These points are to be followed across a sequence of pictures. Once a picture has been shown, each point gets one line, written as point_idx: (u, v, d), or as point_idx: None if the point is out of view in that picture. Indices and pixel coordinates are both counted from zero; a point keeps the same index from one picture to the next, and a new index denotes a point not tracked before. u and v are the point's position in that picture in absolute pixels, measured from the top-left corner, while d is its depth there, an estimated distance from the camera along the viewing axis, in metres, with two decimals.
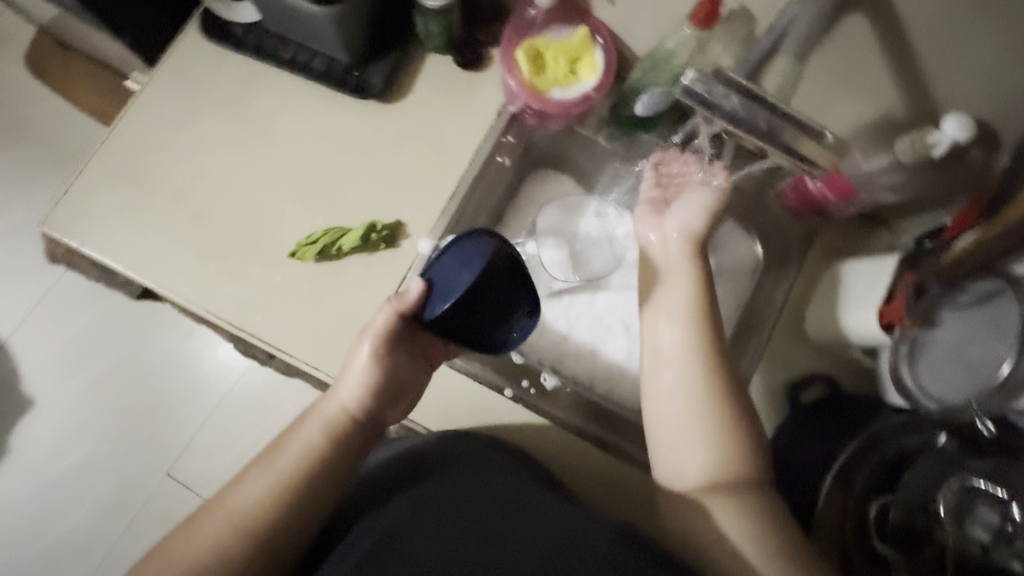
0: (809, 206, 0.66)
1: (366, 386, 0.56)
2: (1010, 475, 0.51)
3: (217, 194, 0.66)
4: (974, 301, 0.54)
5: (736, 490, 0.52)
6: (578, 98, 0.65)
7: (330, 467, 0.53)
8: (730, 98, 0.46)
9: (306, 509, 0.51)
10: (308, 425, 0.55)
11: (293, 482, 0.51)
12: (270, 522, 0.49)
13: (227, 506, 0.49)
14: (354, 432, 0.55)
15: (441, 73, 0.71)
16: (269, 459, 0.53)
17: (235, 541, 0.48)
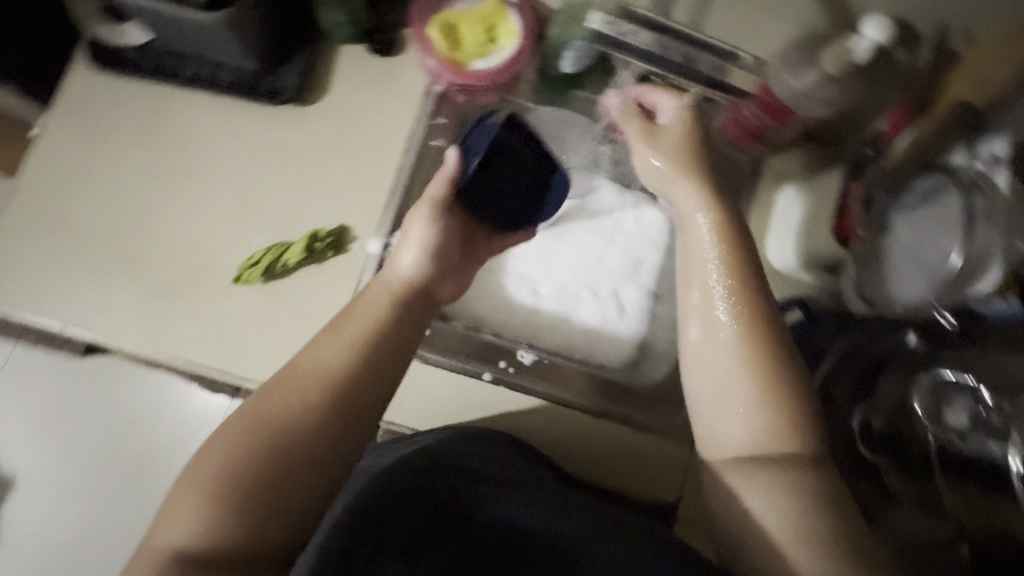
0: (751, 134, 0.63)
1: (421, 252, 0.55)
2: (977, 363, 0.52)
3: (146, 231, 0.63)
4: (919, 200, 0.54)
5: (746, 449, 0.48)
6: (501, 65, 0.63)
7: (397, 332, 0.51)
8: (639, 36, 0.62)
9: (377, 370, 0.48)
10: (373, 296, 0.53)
11: (367, 342, 0.49)
12: (343, 386, 0.46)
13: (298, 369, 0.47)
14: (415, 302, 0.54)
15: (356, 64, 0.67)
16: (337, 326, 0.50)
17: (309, 397, 0.45)
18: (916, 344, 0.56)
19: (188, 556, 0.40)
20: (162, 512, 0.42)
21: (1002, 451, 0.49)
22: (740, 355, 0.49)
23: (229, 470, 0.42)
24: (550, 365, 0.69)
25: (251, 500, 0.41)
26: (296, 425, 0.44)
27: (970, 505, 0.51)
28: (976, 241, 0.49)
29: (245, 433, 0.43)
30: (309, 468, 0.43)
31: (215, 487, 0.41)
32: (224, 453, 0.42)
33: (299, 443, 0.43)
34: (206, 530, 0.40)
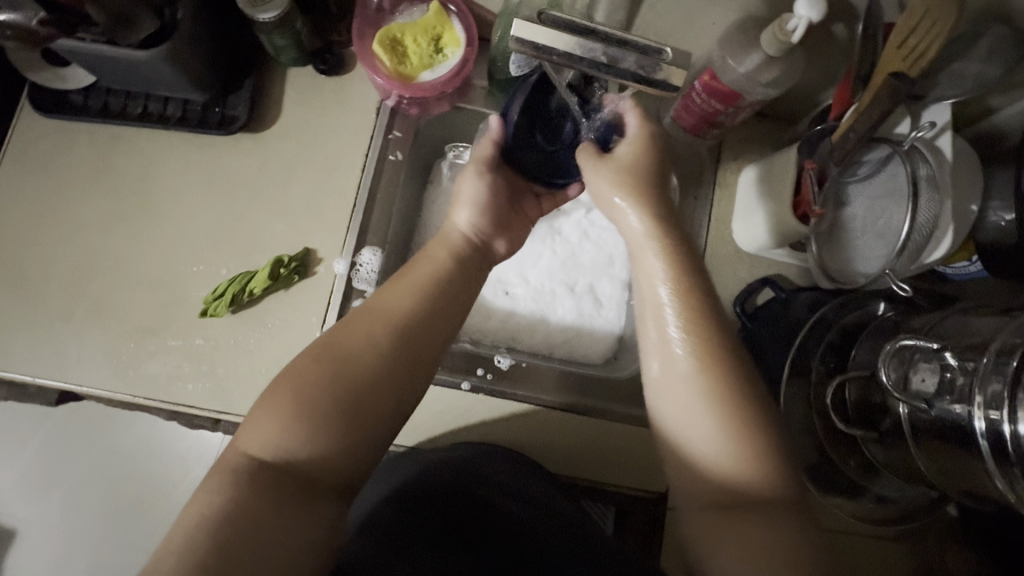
0: (705, 121, 0.65)
1: (474, 206, 0.58)
2: (937, 328, 0.51)
3: (109, 273, 0.63)
4: (873, 169, 0.55)
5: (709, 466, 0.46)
6: (449, 75, 0.63)
7: (459, 284, 0.53)
8: (560, 42, 0.46)
9: (442, 320, 0.50)
10: (436, 249, 0.55)
11: (429, 293, 0.50)
12: (416, 335, 0.48)
13: (372, 312, 0.48)
14: (471, 254, 0.57)
15: (306, 87, 0.67)
16: (403, 277, 0.51)
17: (382, 338, 0.47)
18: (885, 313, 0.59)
19: (267, 469, 0.41)
20: (245, 423, 0.43)
21: (965, 414, 0.45)
22: (704, 392, 0.47)
23: (306, 394, 0.43)
24: (526, 367, 0.70)
25: (330, 427, 0.43)
26: (371, 366, 0.45)
27: (955, 475, 0.48)
28: (921, 206, 0.50)
29: (325, 366, 0.45)
30: (385, 405, 0.45)
31: (296, 409, 0.43)
32: (301, 382, 0.44)
33: (374, 378, 0.45)
34: (285, 445, 0.42)
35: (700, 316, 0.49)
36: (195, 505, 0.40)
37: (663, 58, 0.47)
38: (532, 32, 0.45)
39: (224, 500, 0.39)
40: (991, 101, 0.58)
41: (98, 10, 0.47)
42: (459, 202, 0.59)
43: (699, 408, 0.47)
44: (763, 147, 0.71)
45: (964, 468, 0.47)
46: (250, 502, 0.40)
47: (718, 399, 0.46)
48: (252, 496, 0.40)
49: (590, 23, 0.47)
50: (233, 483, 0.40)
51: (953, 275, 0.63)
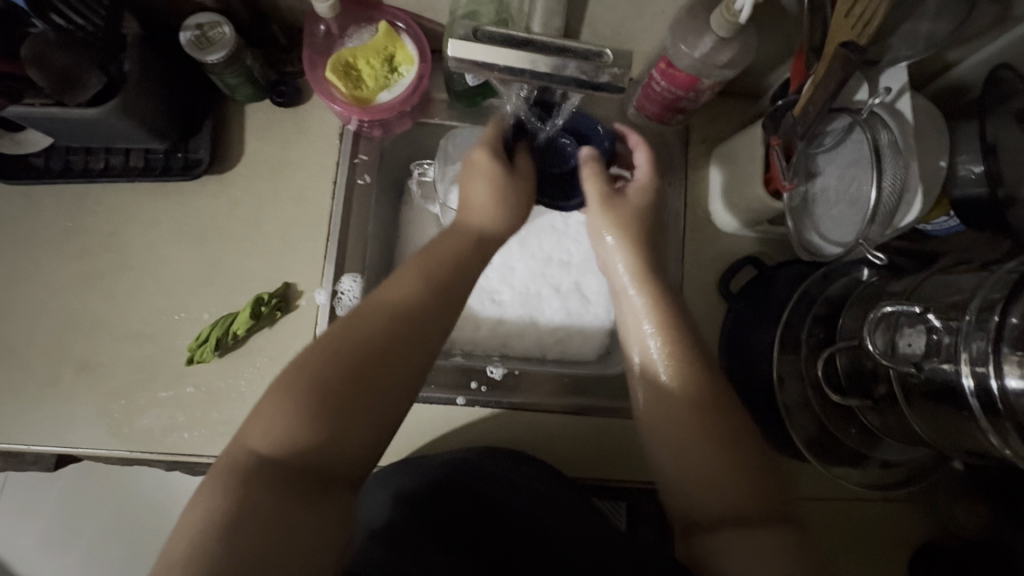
0: (668, 108, 0.66)
1: (489, 205, 0.54)
2: (920, 291, 0.51)
3: (91, 332, 0.62)
4: (838, 139, 0.55)
5: (699, 420, 0.49)
6: (405, 93, 0.62)
7: (472, 272, 0.51)
8: (498, 55, 0.44)
9: (447, 301, 0.48)
10: (448, 238, 0.52)
11: (438, 275, 0.49)
12: (425, 318, 0.46)
13: (378, 305, 0.46)
14: (488, 247, 0.54)
15: (265, 121, 0.67)
16: (412, 265, 0.49)
17: (390, 325, 0.45)
18: (868, 278, 0.59)
19: (280, 463, 0.39)
20: (251, 415, 0.41)
21: (953, 372, 0.44)
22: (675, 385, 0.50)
23: (317, 387, 0.41)
24: (520, 374, 0.70)
25: (344, 417, 0.41)
26: (382, 352, 0.44)
27: (953, 434, 0.48)
28: (887, 172, 0.50)
29: (333, 357, 0.43)
30: (396, 394, 0.44)
31: (308, 400, 0.41)
32: (313, 374, 0.42)
33: (382, 355, 0.44)
34: (296, 439, 0.40)
35: (658, 306, 0.53)
36: (195, 510, 0.37)
37: (604, 61, 0.45)
38: (469, 49, 0.44)
39: (235, 501, 0.37)
40: (948, 56, 0.58)
41: (39, 71, 0.49)
42: (470, 204, 0.54)
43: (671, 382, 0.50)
44: (729, 126, 0.72)
45: (960, 427, 0.46)
46: (263, 506, 0.37)
47: (683, 385, 0.50)
48: (266, 500, 0.38)
49: (527, 33, 0.46)
50: (238, 485, 0.38)
51: (935, 231, 0.62)
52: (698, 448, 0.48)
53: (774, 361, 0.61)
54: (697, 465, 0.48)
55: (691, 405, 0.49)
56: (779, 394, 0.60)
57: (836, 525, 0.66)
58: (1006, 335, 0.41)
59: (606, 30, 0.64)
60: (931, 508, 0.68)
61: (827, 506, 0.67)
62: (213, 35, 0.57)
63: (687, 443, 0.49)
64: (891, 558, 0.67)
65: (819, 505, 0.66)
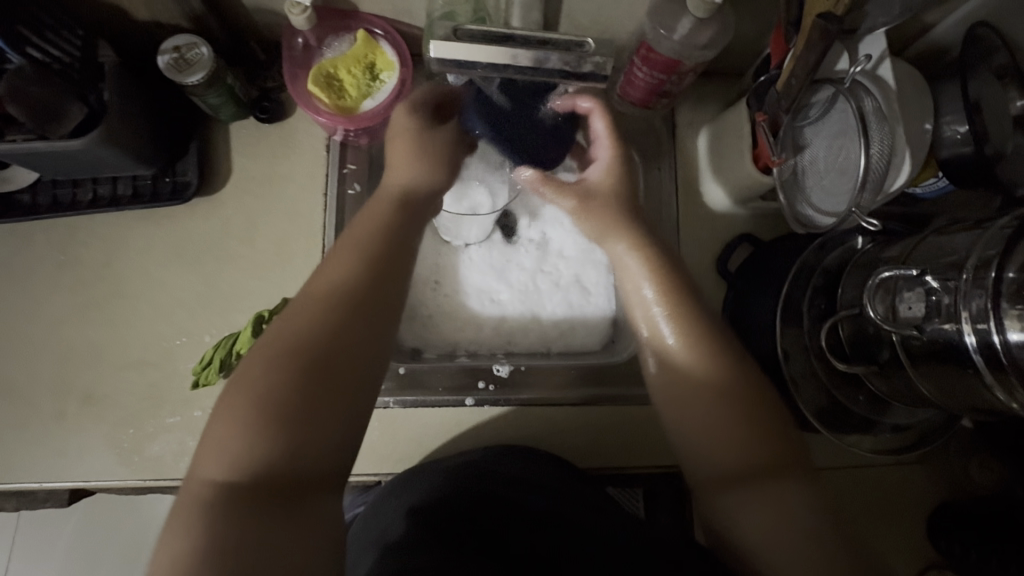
0: (652, 93, 0.66)
1: (405, 136, 0.56)
2: (916, 255, 0.51)
3: (94, 364, 0.62)
4: (822, 111, 0.55)
5: (716, 397, 0.48)
6: (389, 99, 0.62)
7: (401, 231, 0.51)
8: (480, 53, 0.45)
9: (384, 277, 0.48)
10: (372, 209, 0.52)
11: (370, 249, 0.49)
12: (360, 303, 0.46)
13: (314, 295, 0.46)
14: (421, 202, 0.55)
15: (252, 139, 0.67)
16: (342, 253, 0.49)
17: (330, 314, 0.45)
18: (862, 246, 0.60)
19: (242, 486, 0.39)
20: (201, 448, 0.41)
21: (955, 332, 0.45)
22: (700, 370, 0.49)
23: (263, 393, 0.41)
24: (526, 370, 0.70)
25: (295, 422, 0.41)
26: (325, 347, 0.44)
27: (960, 391, 0.48)
28: (874, 137, 0.50)
29: (273, 364, 0.42)
30: (348, 383, 0.44)
31: (256, 416, 0.40)
32: (255, 385, 0.42)
33: (321, 343, 0.44)
34: (244, 460, 0.40)
35: (684, 307, 0.51)
36: (171, 538, 0.38)
37: (586, 50, 0.46)
38: (451, 49, 0.44)
39: (203, 532, 0.38)
40: (924, 18, 0.58)
41: (16, 107, 0.48)
42: (394, 138, 0.57)
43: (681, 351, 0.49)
44: (713, 106, 0.72)
45: (963, 384, 0.47)
46: (227, 532, 0.38)
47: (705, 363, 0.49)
48: (230, 523, 0.38)
49: (506, 29, 0.46)
50: (204, 511, 0.38)
51: (924, 193, 0.63)
52: (706, 422, 0.48)
53: (777, 336, 0.61)
54: (712, 432, 0.48)
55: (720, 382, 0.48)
56: (784, 369, 0.60)
57: (848, 491, 0.67)
58: (1004, 291, 0.41)
59: (584, 20, 0.64)
60: (945, 470, 0.68)
61: (841, 475, 0.67)
62: (191, 55, 0.57)
63: (690, 409, 0.49)
64: (908, 519, 0.67)
65: (830, 473, 0.67)
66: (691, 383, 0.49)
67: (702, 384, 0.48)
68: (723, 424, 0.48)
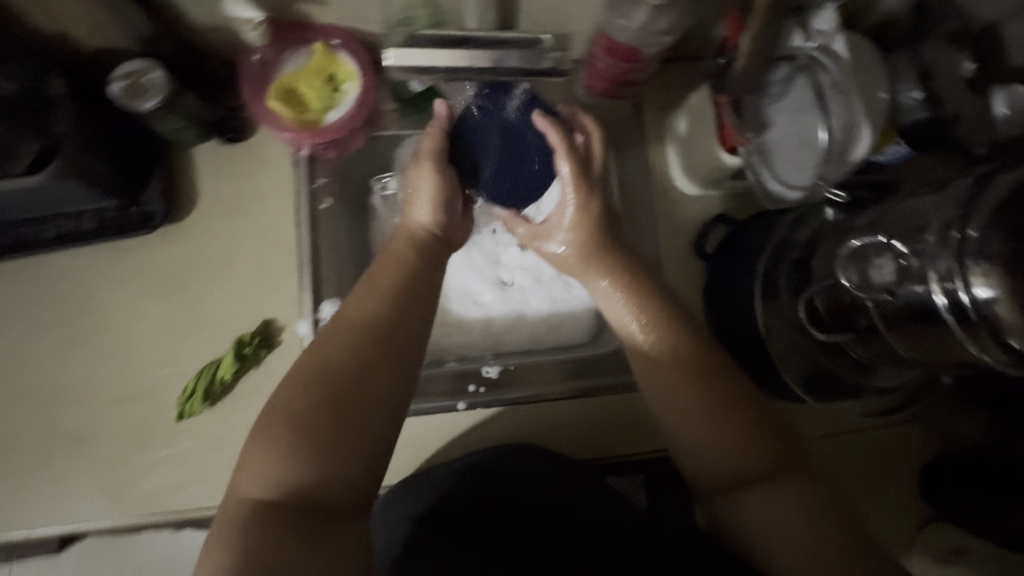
0: (617, 82, 0.66)
1: (426, 195, 0.54)
2: (882, 222, 0.53)
3: (74, 405, 0.61)
4: (783, 87, 0.57)
5: (703, 381, 0.49)
6: (351, 110, 0.61)
7: (426, 270, 0.51)
8: (438, 54, 0.44)
9: (413, 309, 0.47)
10: (396, 244, 0.53)
11: (396, 284, 0.48)
12: (393, 331, 0.46)
13: (348, 323, 0.45)
14: (434, 245, 0.54)
15: (217, 161, 0.66)
16: (372, 278, 0.49)
17: (363, 346, 0.44)
18: (834, 217, 0.60)
19: (275, 506, 0.39)
20: (240, 463, 0.40)
21: (926, 293, 0.46)
22: (673, 358, 0.50)
23: (297, 417, 0.41)
24: (515, 369, 0.71)
25: (332, 449, 0.40)
26: (358, 371, 0.43)
27: (935, 351, 0.49)
28: (833, 110, 0.52)
29: (305, 392, 0.41)
30: (384, 409, 0.43)
31: (290, 436, 0.40)
32: (288, 409, 0.41)
33: (357, 374, 0.42)
34: (283, 477, 0.39)
35: (652, 308, 0.52)
36: (207, 559, 0.37)
37: (542, 47, 0.46)
38: (408, 55, 0.44)
39: (241, 551, 0.37)
40: None
41: None
42: (413, 194, 0.55)
43: (648, 338, 0.51)
44: (679, 91, 0.73)
45: (943, 343, 0.47)
46: (265, 551, 0.37)
47: (686, 356, 0.50)
48: (267, 544, 0.37)
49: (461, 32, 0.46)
50: (242, 529, 0.38)
51: None
52: (703, 409, 0.48)
53: (756, 314, 0.62)
54: (688, 416, 0.49)
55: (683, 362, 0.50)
56: (768, 346, 0.61)
57: (841, 454, 0.69)
58: (968, 249, 0.43)
59: (544, 15, 0.63)
60: (931, 425, 0.70)
61: (833, 443, 0.69)
62: (143, 82, 0.56)
63: (683, 399, 0.49)
64: (900, 477, 0.69)
65: (823, 437, 0.69)
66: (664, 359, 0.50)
67: (669, 356, 0.50)
68: (696, 410, 0.48)
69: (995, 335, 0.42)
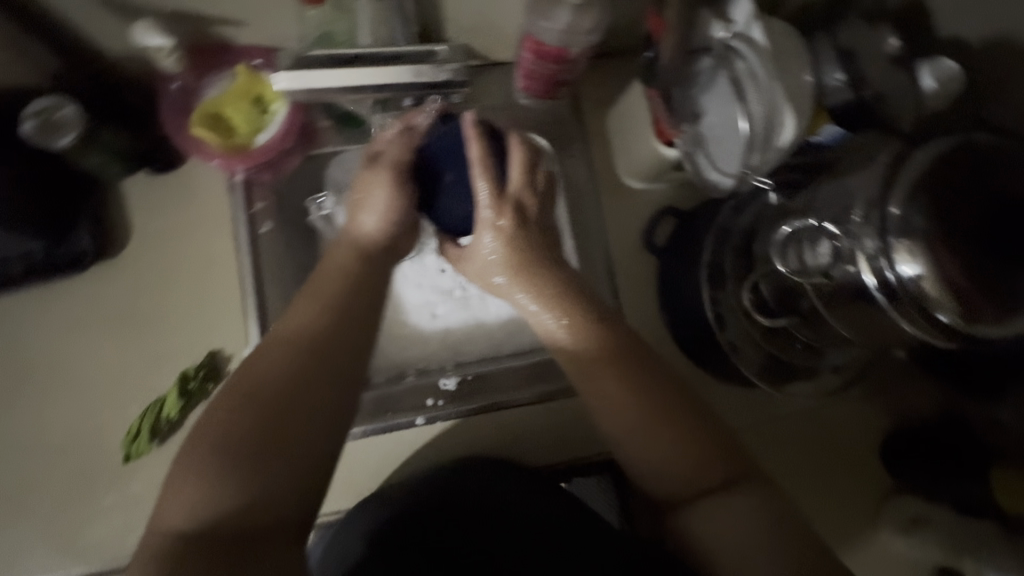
0: (551, 83, 0.66)
1: (378, 204, 0.51)
2: (814, 203, 0.54)
3: (16, 456, 0.59)
4: (709, 77, 0.56)
5: (626, 377, 0.48)
6: (279, 130, 0.60)
7: (374, 280, 0.49)
8: (333, 73, 0.46)
9: (354, 320, 0.46)
10: (336, 255, 0.50)
11: (337, 294, 0.46)
12: (334, 346, 0.44)
13: (281, 338, 0.44)
14: (381, 257, 0.51)
15: (148, 193, 0.64)
16: (314, 293, 0.46)
17: (295, 362, 0.43)
18: (776, 201, 0.59)
19: (192, 538, 0.37)
20: (163, 493, 0.39)
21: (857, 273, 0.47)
22: (593, 359, 0.49)
23: (223, 440, 0.39)
24: (474, 379, 0.70)
25: (262, 470, 0.39)
26: (289, 392, 0.41)
27: (872, 326, 0.52)
28: (751, 98, 0.51)
29: (238, 413, 0.40)
30: (317, 426, 0.42)
31: (212, 463, 0.39)
32: (218, 433, 0.40)
33: (286, 389, 0.42)
34: (207, 506, 0.38)
35: (570, 305, 0.50)
36: None
37: (435, 58, 0.49)
38: (302, 77, 0.46)
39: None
40: None
41: None
42: (362, 200, 0.51)
43: (566, 335, 0.50)
44: (615, 87, 0.73)
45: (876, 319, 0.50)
46: None
47: (608, 353, 0.49)
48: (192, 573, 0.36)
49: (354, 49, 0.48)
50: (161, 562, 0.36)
51: None
52: (625, 410, 0.48)
53: (704, 305, 0.63)
54: (617, 417, 0.48)
55: (602, 359, 0.49)
56: (720, 335, 0.63)
57: (794, 441, 0.69)
58: (892, 226, 0.43)
59: (469, 22, 0.63)
60: (890, 396, 0.71)
61: (792, 425, 0.70)
62: (58, 118, 0.55)
63: (603, 402, 0.48)
64: (867, 451, 0.70)
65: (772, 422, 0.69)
66: (582, 357, 0.49)
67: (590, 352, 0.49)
68: (623, 412, 0.48)
69: (923, 310, 0.43)
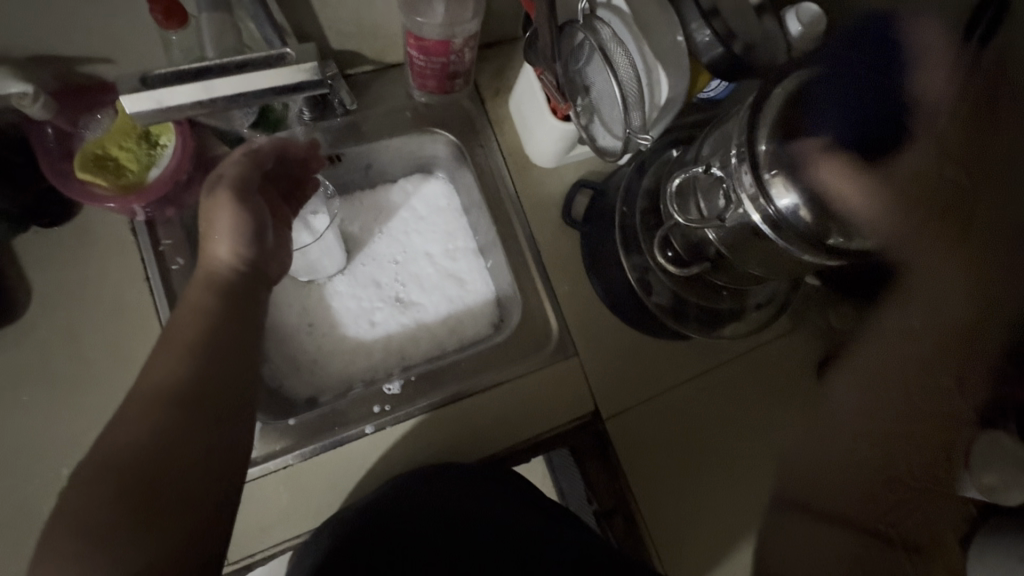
0: (444, 77, 0.67)
1: (223, 235, 0.51)
2: (700, 152, 0.57)
3: None
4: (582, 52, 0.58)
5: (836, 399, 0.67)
6: (174, 160, 0.58)
7: (240, 308, 0.50)
8: (179, 89, 0.46)
9: (218, 359, 0.47)
10: (193, 297, 0.49)
11: (197, 338, 0.47)
12: (210, 400, 0.45)
13: (140, 391, 0.44)
14: (241, 283, 0.52)
15: (44, 248, 0.61)
16: (169, 346, 0.46)
17: (157, 417, 0.43)
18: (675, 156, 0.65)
19: None
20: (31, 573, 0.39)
21: (744, 214, 0.50)
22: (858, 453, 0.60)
23: (91, 508, 0.39)
24: (418, 378, 0.68)
25: (140, 526, 0.39)
26: (154, 443, 0.42)
27: (773, 261, 0.55)
28: (620, 65, 0.55)
29: (100, 480, 0.40)
30: (195, 472, 0.43)
31: (74, 536, 0.38)
32: (80, 503, 0.39)
33: (157, 443, 0.42)
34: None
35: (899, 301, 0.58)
36: None
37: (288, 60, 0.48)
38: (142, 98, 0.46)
39: None
40: None
41: None
42: (209, 232, 0.51)
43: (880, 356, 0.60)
44: (511, 72, 0.75)
45: (768, 252, 0.54)
46: None
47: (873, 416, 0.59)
48: None
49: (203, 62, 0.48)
50: None
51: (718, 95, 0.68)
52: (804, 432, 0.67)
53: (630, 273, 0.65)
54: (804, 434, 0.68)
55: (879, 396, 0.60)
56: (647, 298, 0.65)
57: (723, 392, 0.72)
58: (760, 162, 0.47)
59: (349, 27, 0.64)
60: (815, 327, 0.75)
61: (736, 376, 0.73)
62: None
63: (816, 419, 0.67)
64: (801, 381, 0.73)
65: (715, 383, 0.72)
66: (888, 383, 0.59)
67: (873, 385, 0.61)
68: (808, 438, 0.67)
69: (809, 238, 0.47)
